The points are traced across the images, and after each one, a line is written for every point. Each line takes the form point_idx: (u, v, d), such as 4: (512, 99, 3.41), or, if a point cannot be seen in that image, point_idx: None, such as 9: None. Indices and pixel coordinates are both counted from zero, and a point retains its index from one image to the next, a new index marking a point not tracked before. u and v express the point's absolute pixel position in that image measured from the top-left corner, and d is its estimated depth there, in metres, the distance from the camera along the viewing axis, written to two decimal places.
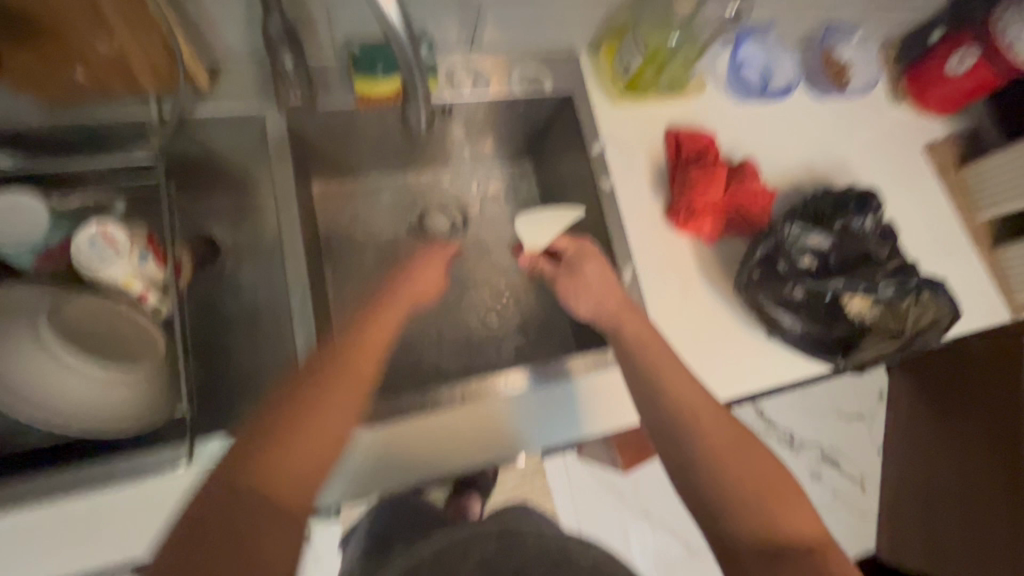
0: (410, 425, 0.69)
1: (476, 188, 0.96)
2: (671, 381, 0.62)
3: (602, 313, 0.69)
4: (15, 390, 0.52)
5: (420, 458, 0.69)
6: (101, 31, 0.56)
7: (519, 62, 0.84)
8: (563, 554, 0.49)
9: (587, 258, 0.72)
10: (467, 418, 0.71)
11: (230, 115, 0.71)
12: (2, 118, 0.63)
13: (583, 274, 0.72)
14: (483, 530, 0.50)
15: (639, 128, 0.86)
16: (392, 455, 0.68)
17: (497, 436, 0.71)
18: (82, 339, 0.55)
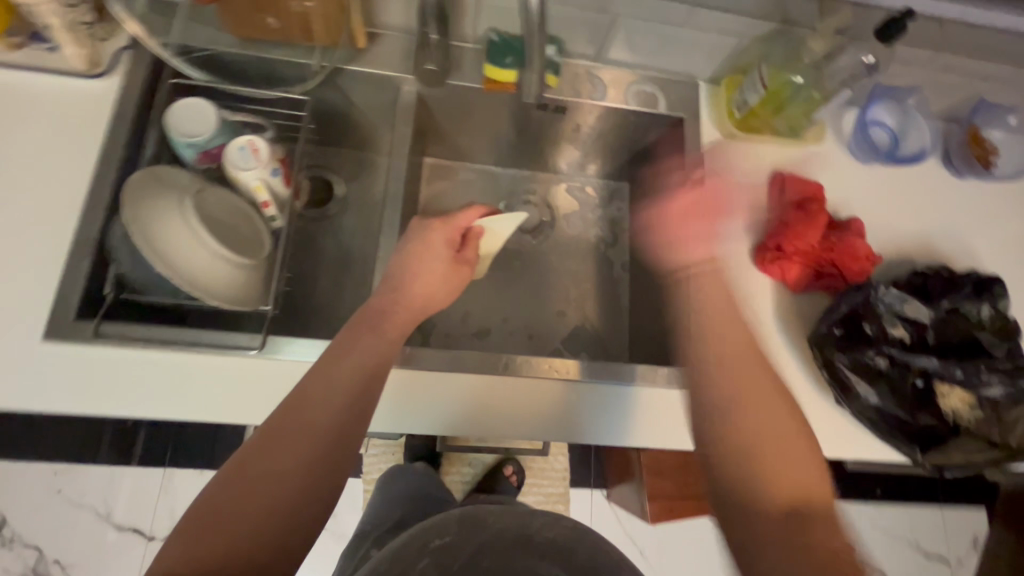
0: (446, 384, 0.72)
1: (569, 195, 1.05)
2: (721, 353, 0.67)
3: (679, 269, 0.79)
4: (155, 244, 0.61)
5: (449, 413, 0.72)
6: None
7: (639, 79, 0.87)
8: (521, 533, 0.49)
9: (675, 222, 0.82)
10: (504, 389, 0.72)
11: (373, 75, 0.80)
12: (202, 41, 0.76)
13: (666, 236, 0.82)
14: (447, 517, 0.49)
15: (744, 163, 0.86)
16: (422, 405, 0.71)
17: (525, 415, 0.73)
18: (214, 225, 0.67)
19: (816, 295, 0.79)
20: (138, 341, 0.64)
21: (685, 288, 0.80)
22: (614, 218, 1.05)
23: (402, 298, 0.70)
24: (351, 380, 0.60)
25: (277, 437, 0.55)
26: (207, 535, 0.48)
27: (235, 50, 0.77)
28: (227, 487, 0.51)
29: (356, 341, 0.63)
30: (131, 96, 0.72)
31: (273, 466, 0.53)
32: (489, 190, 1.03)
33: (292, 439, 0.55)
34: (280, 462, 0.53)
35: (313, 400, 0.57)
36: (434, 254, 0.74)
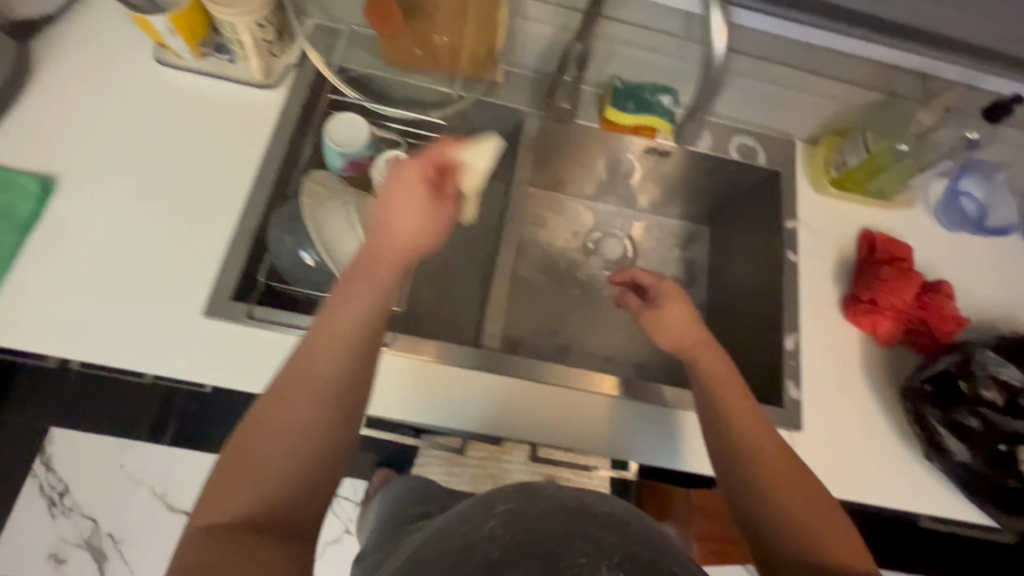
0: (526, 390, 0.77)
1: (651, 232, 1.11)
2: (737, 416, 0.69)
3: (680, 351, 0.76)
4: (326, 241, 0.69)
5: (522, 416, 0.76)
6: (459, 11, 0.76)
7: (741, 132, 0.93)
8: (579, 504, 0.45)
9: (672, 298, 0.78)
10: (597, 405, 0.78)
11: (501, 106, 0.87)
12: (359, 65, 0.85)
13: (664, 310, 0.78)
14: (506, 489, 0.46)
15: (837, 218, 0.90)
16: (497, 406, 0.76)
17: (584, 425, 0.77)
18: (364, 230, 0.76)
19: (902, 351, 0.83)
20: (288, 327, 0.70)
21: (777, 330, 0.84)
22: (692, 259, 1.09)
23: (389, 234, 0.59)
24: (353, 330, 0.56)
25: (290, 394, 0.53)
26: (228, 491, 0.49)
27: (383, 74, 0.85)
28: (242, 446, 0.51)
29: (358, 287, 0.57)
30: (294, 105, 0.80)
31: (284, 423, 0.52)
32: (578, 220, 1.10)
33: (303, 398, 0.53)
34: (290, 420, 0.52)
35: (319, 354, 0.54)
36: (406, 192, 0.58)
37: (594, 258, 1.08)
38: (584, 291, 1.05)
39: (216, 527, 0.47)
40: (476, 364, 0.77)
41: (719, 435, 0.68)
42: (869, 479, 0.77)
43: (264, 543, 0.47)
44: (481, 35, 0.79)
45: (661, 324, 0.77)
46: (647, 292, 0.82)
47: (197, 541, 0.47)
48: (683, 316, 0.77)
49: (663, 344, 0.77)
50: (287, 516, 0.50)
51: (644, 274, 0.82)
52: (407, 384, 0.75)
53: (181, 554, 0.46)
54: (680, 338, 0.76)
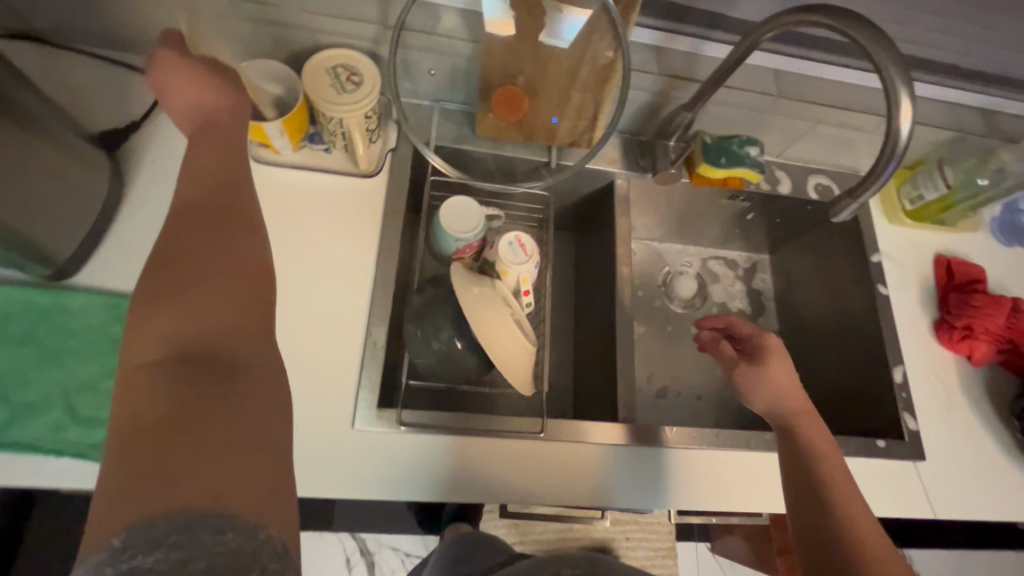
0: (531, 445, 0.73)
1: (718, 265, 1.13)
2: (816, 447, 0.67)
3: (778, 417, 0.70)
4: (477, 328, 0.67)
5: (521, 473, 0.72)
6: (567, 85, 0.77)
7: (813, 171, 0.98)
8: None
9: (775, 354, 0.73)
10: (745, 467, 0.79)
11: (596, 170, 0.88)
12: (454, 141, 0.85)
13: (767, 369, 0.73)
14: None
15: (913, 247, 0.95)
16: (495, 464, 0.72)
17: (587, 481, 0.74)
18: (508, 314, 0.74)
19: (993, 369, 0.89)
20: (451, 429, 0.70)
21: (879, 361, 0.88)
22: (759, 290, 1.12)
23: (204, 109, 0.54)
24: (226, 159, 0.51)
25: (175, 245, 0.44)
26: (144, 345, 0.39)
27: (478, 148, 0.85)
28: (145, 303, 0.40)
29: (200, 144, 0.51)
30: (400, 191, 0.79)
31: (203, 271, 0.43)
32: (649, 262, 1.12)
33: (195, 244, 0.44)
34: (207, 253, 0.44)
35: (200, 191, 0.47)
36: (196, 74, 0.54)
37: (668, 299, 1.10)
38: (665, 334, 1.07)
39: (161, 375, 0.37)
40: (624, 438, 0.76)
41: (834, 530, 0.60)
42: (992, 501, 0.81)
43: (222, 386, 0.38)
44: (583, 107, 0.79)
45: (763, 386, 0.72)
46: (745, 350, 0.77)
47: (137, 397, 0.36)
48: (787, 380, 0.72)
49: (757, 406, 0.73)
50: (239, 363, 0.40)
51: (742, 327, 0.78)
52: (563, 468, 0.74)
53: (117, 422, 0.35)
54: (787, 394, 0.71)
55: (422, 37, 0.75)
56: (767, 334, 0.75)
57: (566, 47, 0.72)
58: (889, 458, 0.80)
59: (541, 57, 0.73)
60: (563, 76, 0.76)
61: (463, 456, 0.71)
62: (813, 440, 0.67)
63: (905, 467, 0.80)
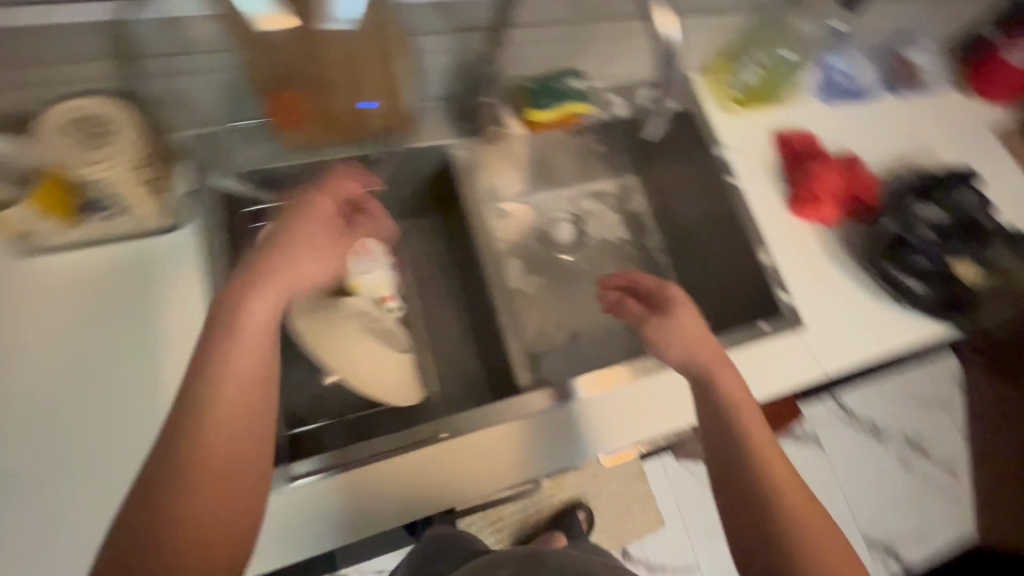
0: (443, 448, 0.72)
1: (590, 200, 1.13)
2: (720, 373, 0.68)
3: (692, 368, 0.69)
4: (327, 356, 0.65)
5: (440, 477, 0.71)
6: (354, 68, 0.70)
7: (642, 86, 0.98)
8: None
9: (678, 302, 0.73)
10: (646, 395, 0.81)
11: (427, 146, 0.83)
12: (260, 162, 0.76)
13: (674, 318, 0.72)
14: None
15: (751, 132, 0.98)
16: (414, 479, 0.71)
17: (509, 463, 0.74)
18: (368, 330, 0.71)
19: (846, 224, 0.95)
20: (344, 466, 0.68)
21: (746, 251, 0.92)
22: (635, 213, 1.13)
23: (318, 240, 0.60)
24: (259, 353, 0.52)
25: (172, 456, 0.47)
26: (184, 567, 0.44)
27: (294, 163, 0.77)
28: (141, 512, 0.45)
29: (223, 356, 0.50)
30: (215, 236, 0.70)
31: (198, 490, 0.46)
32: (524, 220, 1.10)
33: (203, 453, 0.47)
34: (221, 462, 0.48)
35: (224, 393, 0.49)
36: (304, 242, 0.59)
37: (553, 251, 1.09)
38: (558, 286, 1.07)
39: None
40: (527, 412, 0.76)
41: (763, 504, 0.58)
42: (869, 344, 0.88)
43: None
44: (381, 82, 0.74)
45: (677, 337, 0.70)
46: (650, 304, 0.76)
47: None
48: (692, 324, 0.71)
49: (671, 358, 0.71)
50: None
51: (643, 279, 0.77)
52: (472, 461, 0.73)
53: None
54: (689, 331, 0.71)
55: (170, 60, 0.68)
56: (665, 285, 0.75)
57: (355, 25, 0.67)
58: (775, 339, 0.85)
59: (310, 46, 0.67)
60: (342, 58, 0.69)
61: (371, 482, 0.69)
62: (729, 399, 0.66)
63: (789, 340, 0.85)
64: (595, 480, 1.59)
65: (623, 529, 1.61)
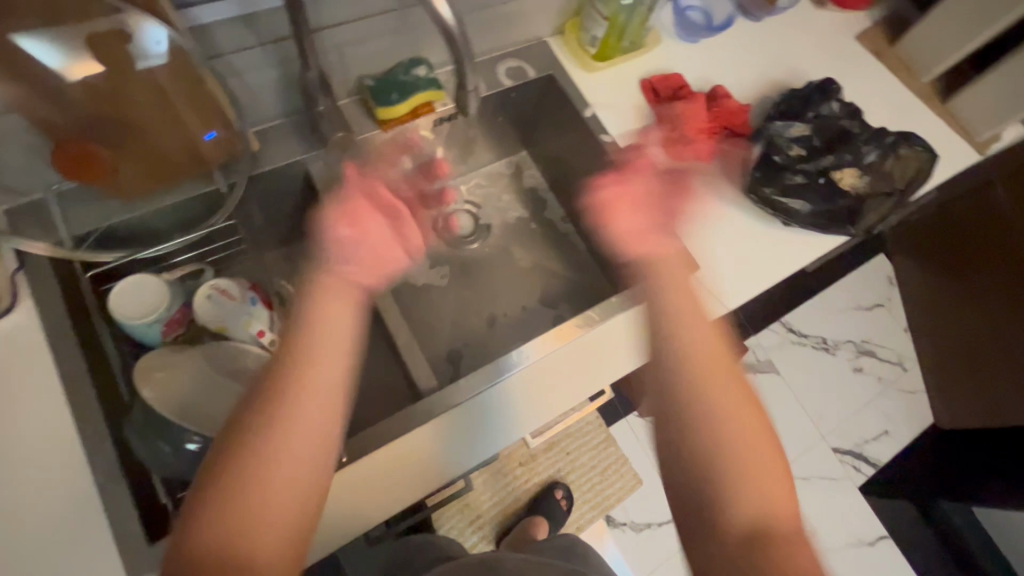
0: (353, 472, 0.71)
1: (484, 184, 1.10)
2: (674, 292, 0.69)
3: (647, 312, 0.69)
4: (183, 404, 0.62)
5: (355, 501, 0.70)
6: (164, 105, 0.65)
7: (500, 58, 0.96)
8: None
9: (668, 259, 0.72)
10: (553, 362, 0.83)
11: (282, 162, 0.80)
12: (95, 221, 0.70)
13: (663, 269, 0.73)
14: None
15: (617, 85, 0.98)
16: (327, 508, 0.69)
17: None
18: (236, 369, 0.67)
19: (725, 158, 0.95)
20: None
21: None
22: (532, 187, 1.11)
23: (347, 271, 0.61)
24: (340, 383, 0.54)
25: (251, 456, 0.49)
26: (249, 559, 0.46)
27: (130, 215, 0.72)
28: (203, 507, 0.47)
29: (308, 387, 0.52)
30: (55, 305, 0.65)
31: (269, 495, 0.48)
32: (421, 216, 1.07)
33: (286, 466, 0.49)
34: (284, 481, 0.49)
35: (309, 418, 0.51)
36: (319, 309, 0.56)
37: (456, 242, 1.06)
38: (466, 277, 1.04)
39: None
40: (434, 415, 0.75)
41: (693, 456, 0.59)
42: (763, 268, 0.89)
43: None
44: (203, 113, 0.68)
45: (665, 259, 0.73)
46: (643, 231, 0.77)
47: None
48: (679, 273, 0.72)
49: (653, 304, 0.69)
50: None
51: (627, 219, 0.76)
52: (385, 476, 0.72)
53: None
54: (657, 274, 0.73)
55: None
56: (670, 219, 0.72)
57: (166, 56, 0.62)
58: None
59: (110, 95, 0.61)
60: (150, 95, 0.63)
61: None
62: (677, 324, 0.66)
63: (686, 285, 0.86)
64: (566, 456, 1.62)
65: (602, 496, 1.63)
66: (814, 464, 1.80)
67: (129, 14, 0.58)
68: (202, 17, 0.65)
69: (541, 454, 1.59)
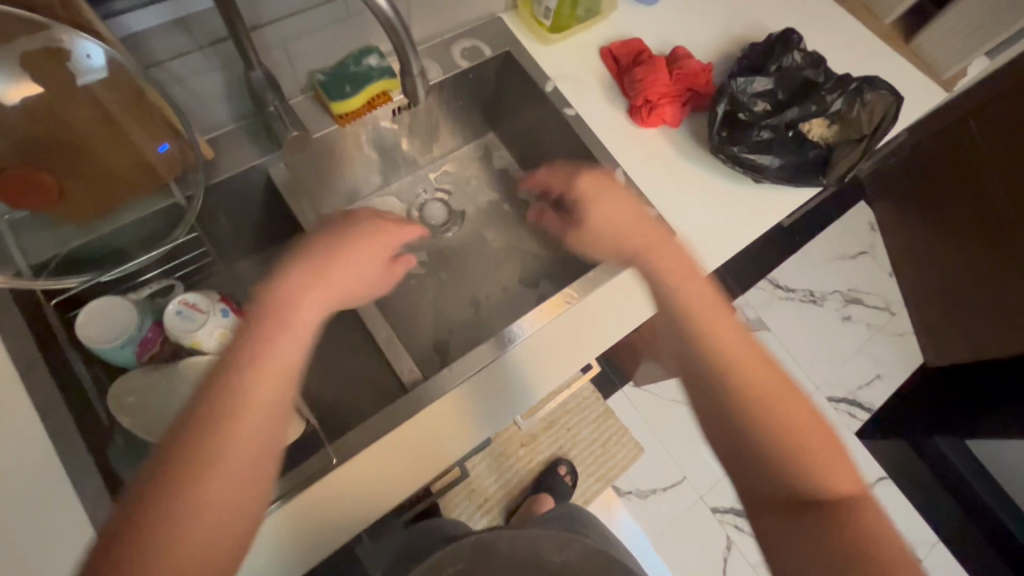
0: (345, 468, 0.71)
1: (454, 169, 1.09)
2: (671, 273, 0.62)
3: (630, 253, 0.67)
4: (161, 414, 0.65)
5: (350, 496, 0.71)
6: (105, 120, 0.63)
7: (454, 39, 0.94)
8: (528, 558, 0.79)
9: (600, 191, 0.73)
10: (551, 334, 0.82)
11: (241, 167, 0.78)
12: (53, 248, 0.68)
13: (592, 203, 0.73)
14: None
15: (576, 56, 0.96)
16: (323, 506, 0.69)
17: (418, 457, 0.74)
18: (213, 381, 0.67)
19: (692, 120, 0.94)
20: None
21: (603, 174, 0.90)
22: (503, 168, 1.09)
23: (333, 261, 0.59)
24: (292, 365, 0.50)
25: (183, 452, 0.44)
26: (219, 524, 0.43)
27: (89, 238, 0.70)
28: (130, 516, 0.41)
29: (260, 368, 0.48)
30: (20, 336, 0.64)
31: (196, 502, 0.42)
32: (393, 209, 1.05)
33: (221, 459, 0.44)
34: (222, 485, 0.44)
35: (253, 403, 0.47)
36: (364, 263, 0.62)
37: (431, 232, 1.05)
38: (445, 265, 1.03)
39: None
40: (422, 405, 0.74)
41: (750, 456, 0.52)
42: (739, 227, 0.88)
43: None
44: (147, 125, 0.66)
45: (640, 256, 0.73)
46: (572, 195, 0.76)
47: None
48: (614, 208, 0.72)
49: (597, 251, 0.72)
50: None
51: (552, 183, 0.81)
52: (377, 469, 0.72)
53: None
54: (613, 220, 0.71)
55: None
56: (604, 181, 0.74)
57: (105, 70, 0.60)
58: None
59: (49, 116, 0.60)
60: (90, 112, 0.62)
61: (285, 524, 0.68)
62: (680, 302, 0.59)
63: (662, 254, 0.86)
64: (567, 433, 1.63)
65: (606, 467, 1.64)
66: None
67: (58, 29, 0.56)
68: (133, 23, 0.62)
69: (542, 434, 1.60)
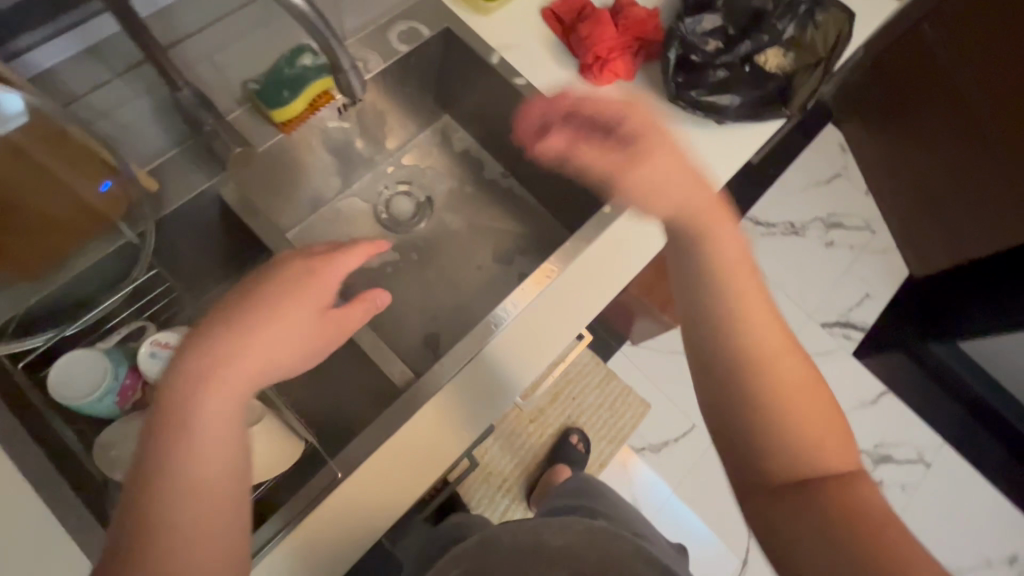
0: (356, 479, 0.71)
1: (415, 159, 1.06)
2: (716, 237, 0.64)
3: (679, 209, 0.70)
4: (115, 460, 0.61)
5: (363, 504, 0.71)
6: (36, 172, 0.59)
7: (389, 24, 0.90)
8: None
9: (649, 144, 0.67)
10: (544, 307, 0.81)
11: (190, 196, 0.74)
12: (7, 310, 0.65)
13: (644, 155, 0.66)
14: None
15: (518, 23, 0.92)
16: (338, 519, 0.70)
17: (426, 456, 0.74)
18: None
19: (646, 70, 0.91)
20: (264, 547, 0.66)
21: None
22: (464, 150, 1.06)
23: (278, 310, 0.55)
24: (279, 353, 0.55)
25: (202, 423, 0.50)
26: (190, 536, 0.49)
27: (41, 295, 0.66)
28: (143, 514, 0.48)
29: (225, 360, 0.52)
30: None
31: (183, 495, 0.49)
32: (362, 210, 1.02)
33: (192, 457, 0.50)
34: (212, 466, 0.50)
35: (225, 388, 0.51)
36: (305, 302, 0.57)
37: (399, 229, 1.02)
38: (422, 259, 1.01)
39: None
40: (417, 409, 0.74)
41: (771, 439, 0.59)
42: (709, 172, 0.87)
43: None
44: (85, 169, 0.63)
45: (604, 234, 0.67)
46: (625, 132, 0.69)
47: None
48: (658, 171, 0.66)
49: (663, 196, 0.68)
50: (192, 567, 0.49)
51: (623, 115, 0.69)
52: (388, 475, 0.72)
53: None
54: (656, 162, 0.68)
55: None
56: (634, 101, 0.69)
57: (28, 118, 0.58)
58: (621, 214, 0.84)
59: None
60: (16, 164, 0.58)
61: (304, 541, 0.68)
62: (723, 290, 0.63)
63: (636, 212, 0.84)
64: (574, 402, 1.63)
65: (616, 429, 1.66)
66: (805, 343, 1.85)
67: None
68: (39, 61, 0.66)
69: (548, 408, 1.60)
